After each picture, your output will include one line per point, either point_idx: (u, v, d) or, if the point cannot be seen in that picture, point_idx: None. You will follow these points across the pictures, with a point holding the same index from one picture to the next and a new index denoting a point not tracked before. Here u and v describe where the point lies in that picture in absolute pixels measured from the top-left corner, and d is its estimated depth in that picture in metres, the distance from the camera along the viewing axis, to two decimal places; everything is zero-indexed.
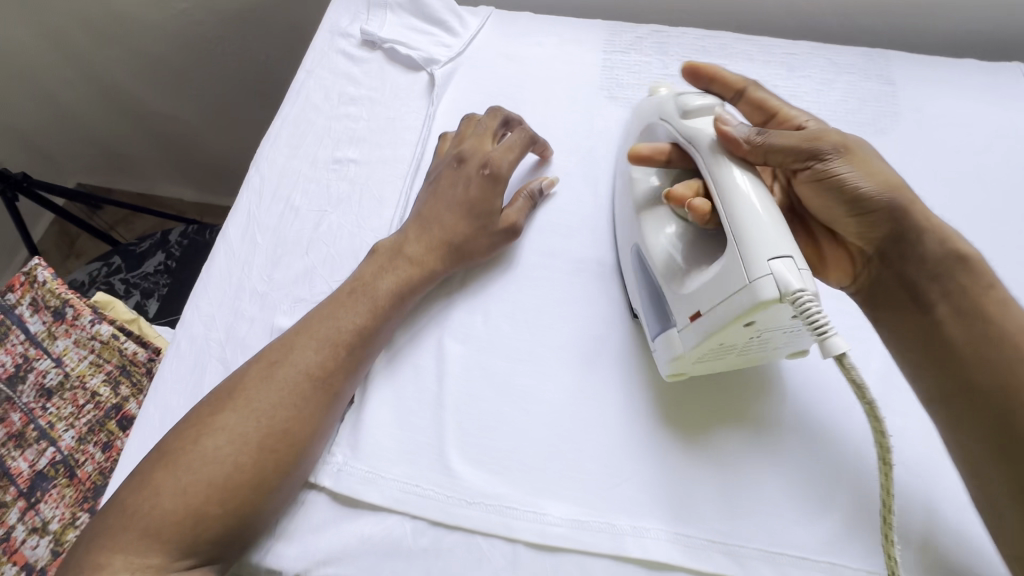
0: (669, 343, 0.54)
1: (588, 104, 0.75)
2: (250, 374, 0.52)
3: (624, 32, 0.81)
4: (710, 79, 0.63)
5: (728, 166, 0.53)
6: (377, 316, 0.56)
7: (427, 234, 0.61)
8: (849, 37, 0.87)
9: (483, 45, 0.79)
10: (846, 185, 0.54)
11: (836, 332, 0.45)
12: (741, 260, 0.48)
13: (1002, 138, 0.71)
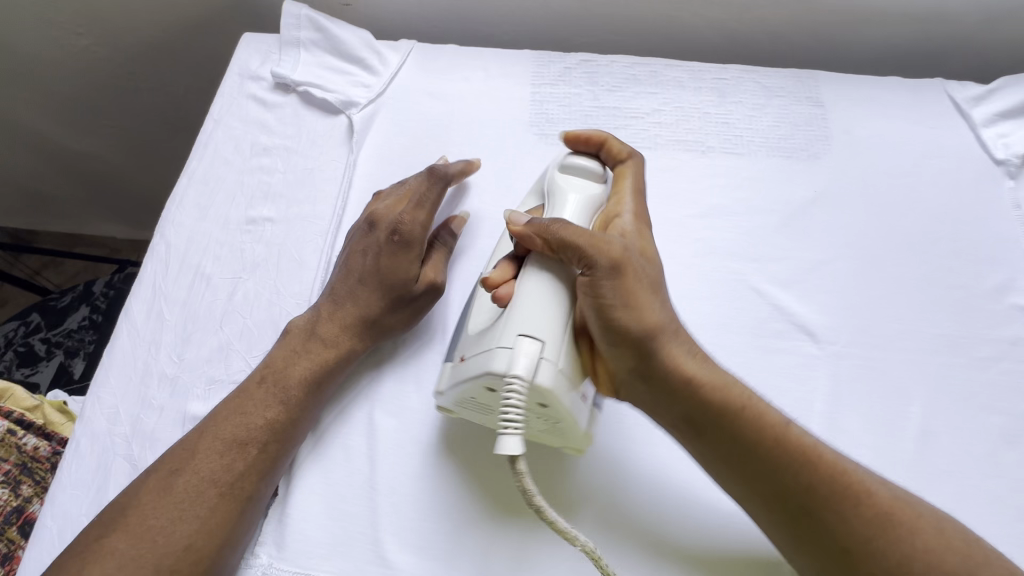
0: (441, 377, 0.53)
1: (518, 144, 0.71)
2: (147, 486, 0.47)
3: (552, 63, 0.77)
4: (596, 147, 0.60)
5: (536, 266, 0.48)
6: (292, 405, 0.53)
7: (343, 307, 0.57)
8: (778, 54, 0.86)
9: (405, 83, 0.75)
10: (603, 310, 0.46)
11: (513, 433, 0.44)
12: (506, 322, 0.46)
13: (930, 159, 0.71)
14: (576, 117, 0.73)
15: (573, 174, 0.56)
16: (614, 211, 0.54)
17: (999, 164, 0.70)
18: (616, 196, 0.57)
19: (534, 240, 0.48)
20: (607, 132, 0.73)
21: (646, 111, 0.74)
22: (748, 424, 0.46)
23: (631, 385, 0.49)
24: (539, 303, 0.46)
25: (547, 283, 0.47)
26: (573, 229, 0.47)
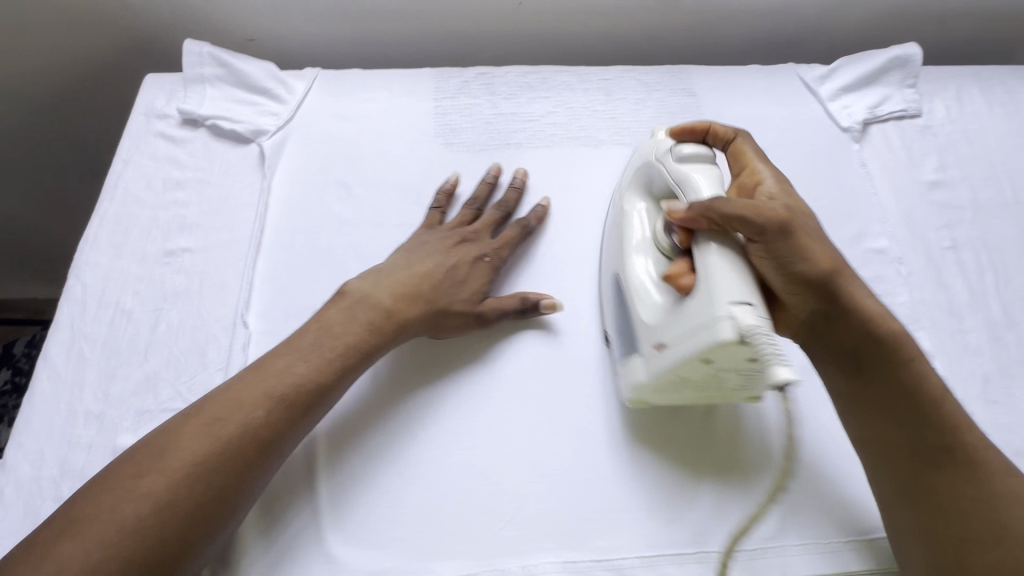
0: (634, 373, 0.77)
1: (430, 158, 0.98)
2: (145, 454, 0.63)
3: (452, 79, 1.07)
4: (705, 130, 0.86)
5: (707, 244, 0.70)
6: (311, 383, 0.71)
7: (412, 290, 0.81)
8: (629, 45, 1.19)
9: (312, 108, 1.00)
10: (785, 263, 0.70)
11: (781, 364, 0.62)
12: (710, 302, 0.66)
13: (777, 144, 1.05)
14: (476, 124, 1.02)
15: (692, 157, 0.79)
16: (755, 181, 0.81)
17: (846, 130, 1.07)
18: (743, 168, 0.84)
19: (699, 221, 0.70)
20: (507, 132, 1.03)
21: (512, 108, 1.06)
22: (916, 376, 0.71)
23: (819, 327, 0.75)
24: (729, 276, 0.66)
25: (725, 255, 0.68)
26: (736, 205, 0.69)
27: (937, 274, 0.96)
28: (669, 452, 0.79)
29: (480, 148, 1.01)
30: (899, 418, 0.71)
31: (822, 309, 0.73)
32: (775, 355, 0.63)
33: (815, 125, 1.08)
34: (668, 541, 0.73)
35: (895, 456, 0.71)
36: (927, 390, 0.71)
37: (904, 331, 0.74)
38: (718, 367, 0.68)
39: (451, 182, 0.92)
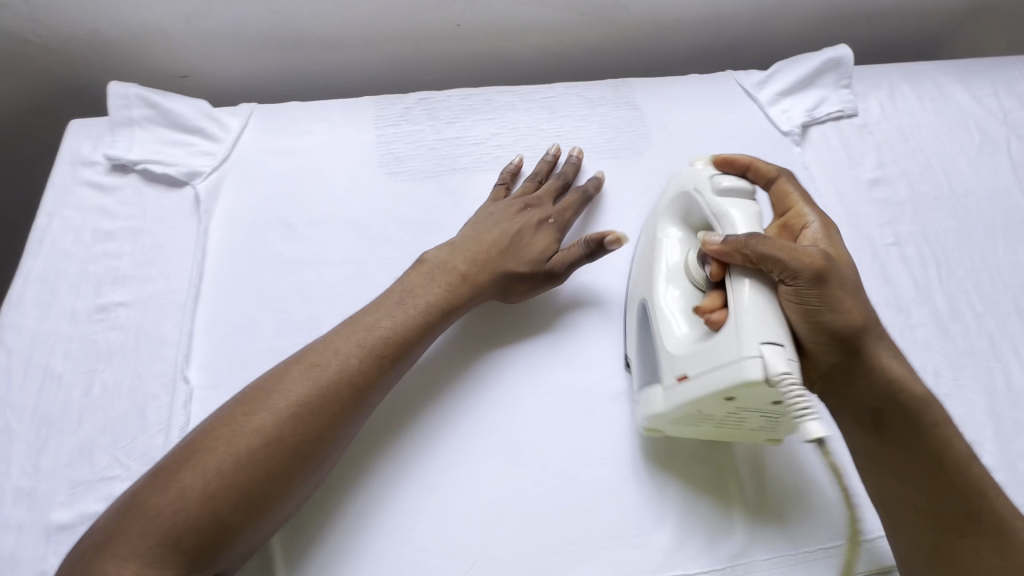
0: (651, 401, 0.57)
1: (528, 144, 0.80)
2: (247, 399, 0.52)
3: (474, 97, 0.83)
4: (745, 167, 0.66)
5: (741, 281, 0.51)
6: (338, 368, 0.54)
7: (474, 252, 0.66)
8: (744, 58, 1.00)
9: (248, 146, 0.77)
10: (817, 313, 0.51)
11: (813, 418, 0.46)
12: (736, 335, 0.49)
13: (932, 153, 0.83)
14: (579, 121, 0.82)
15: (727, 193, 0.59)
16: (802, 223, 0.61)
17: (786, 134, 0.83)
18: (787, 210, 0.64)
19: (733, 257, 0.53)
20: (471, 146, 0.79)
21: (540, 99, 0.84)
22: (940, 432, 0.52)
23: (835, 380, 0.54)
24: (761, 312, 0.49)
25: (761, 292, 0.51)
26: (775, 244, 0.51)
27: (881, 271, 0.72)
28: (683, 466, 0.60)
29: (572, 132, 0.81)
30: (924, 480, 0.52)
31: (889, 388, 0.53)
32: (812, 406, 0.46)
33: (935, 134, 0.84)
34: None
35: (912, 515, 0.52)
36: (981, 497, 0.51)
37: (952, 427, 0.53)
38: (740, 405, 0.51)
39: (553, 153, 0.76)
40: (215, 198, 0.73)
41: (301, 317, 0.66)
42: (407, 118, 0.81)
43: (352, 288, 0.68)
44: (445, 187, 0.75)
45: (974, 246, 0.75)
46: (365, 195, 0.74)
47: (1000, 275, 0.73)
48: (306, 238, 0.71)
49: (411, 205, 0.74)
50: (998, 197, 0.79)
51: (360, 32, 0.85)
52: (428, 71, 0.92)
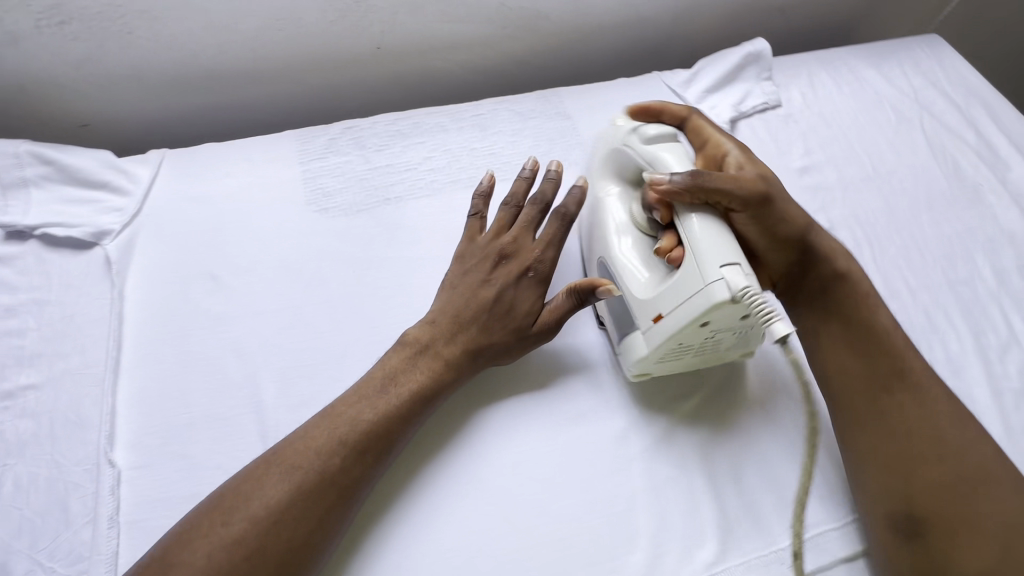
0: (631, 349, 0.60)
1: (462, 164, 0.78)
2: (224, 500, 0.50)
3: (402, 120, 0.81)
4: (660, 112, 0.69)
5: (690, 215, 0.57)
6: (319, 470, 0.52)
7: (453, 324, 0.61)
8: (669, 57, 1.01)
9: (162, 196, 0.72)
10: (765, 221, 0.60)
11: (779, 318, 0.52)
12: (697, 265, 0.54)
13: (854, 136, 0.86)
14: (513, 135, 0.81)
15: (656, 139, 0.65)
16: (722, 150, 0.66)
17: None
18: (706, 142, 0.68)
19: (683, 194, 0.57)
20: (404, 172, 0.76)
21: (470, 117, 0.82)
22: (923, 403, 0.56)
23: (795, 279, 0.64)
24: (712, 238, 0.55)
25: (714, 222, 0.57)
26: (716, 176, 0.58)
27: None
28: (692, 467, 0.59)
29: (506, 149, 0.80)
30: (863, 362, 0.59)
31: (838, 276, 0.63)
32: (773, 309, 0.52)
33: (854, 117, 0.87)
34: None
35: (890, 473, 0.54)
36: (900, 357, 0.58)
37: (880, 305, 0.62)
38: (712, 329, 0.55)
39: (530, 167, 0.69)
40: (130, 256, 0.67)
41: (236, 376, 0.61)
42: (334, 150, 0.78)
43: (289, 338, 0.64)
44: (380, 219, 0.72)
45: (902, 223, 0.78)
46: (296, 236, 0.70)
47: (928, 248, 0.76)
48: (236, 290, 0.66)
49: (345, 241, 0.70)
50: (918, 173, 0.82)
51: (275, 61, 0.81)
52: (353, 97, 0.89)
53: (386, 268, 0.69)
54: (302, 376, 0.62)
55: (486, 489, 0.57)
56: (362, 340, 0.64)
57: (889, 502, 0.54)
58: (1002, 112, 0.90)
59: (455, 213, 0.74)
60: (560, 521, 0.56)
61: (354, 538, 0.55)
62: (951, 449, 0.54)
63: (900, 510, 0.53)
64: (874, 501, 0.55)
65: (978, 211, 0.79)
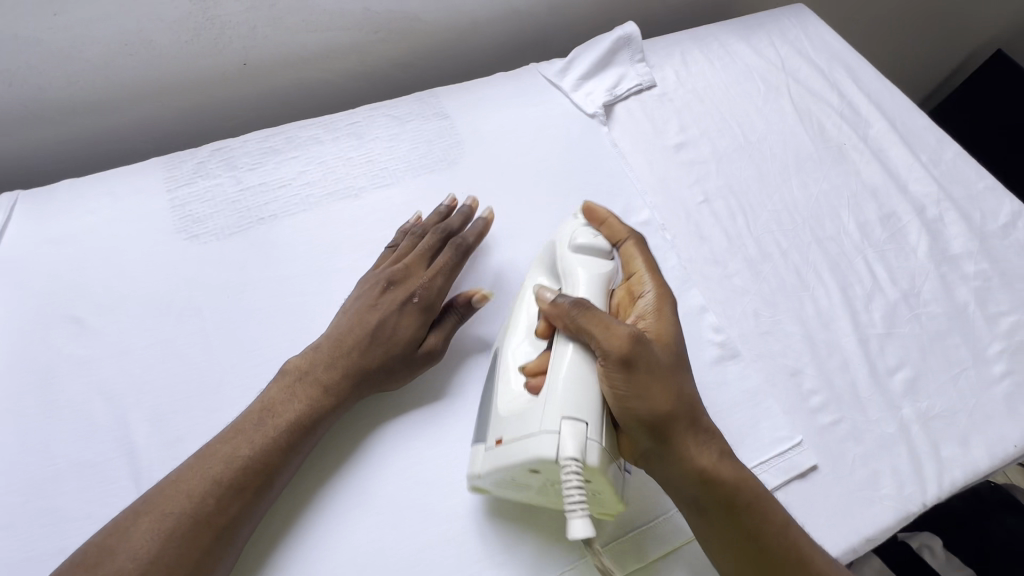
0: (474, 459, 0.56)
1: (338, 174, 0.77)
2: (90, 556, 0.47)
3: (274, 135, 0.79)
4: (602, 222, 0.64)
5: (564, 343, 0.53)
6: (190, 513, 0.49)
7: (336, 350, 0.60)
8: (551, 46, 1.03)
9: (14, 241, 0.68)
10: (628, 392, 0.50)
11: (580, 513, 0.46)
12: (543, 409, 0.50)
13: (726, 108, 0.89)
14: (389, 138, 0.80)
15: (583, 249, 0.60)
16: (641, 291, 0.58)
17: (592, 117, 0.86)
18: (631, 276, 0.60)
19: (559, 320, 0.54)
20: (278, 190, 0.75)
21: (345, 126, 0.81)
22: (760, 514, 0.50)
23: (654, 461, 0.52)
24: (576, 383, 0.50)
25: (580, 361, 0.52)
26: (597, 317, 0.52)
27: (696, 229, 0.77)
28: None
29: (383, 155, 0.79)
30: (744, 554, 0.50)
31: (702, 478, 0.50)
32: (580, 501, 0.46)
33: (726, 90, 0.90)
34: None
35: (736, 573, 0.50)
36: (801, 565, 0.49)
37: (773, 503, 0.52)
38: (544, 476, 0.50)
39: (448, 204, 0.72)
40: None
41: (105, 419, 0.59)
42: (202, 173, 0.75)
43: (161, 373, 0.62)
44: (255, 240, 0.71)
45: (773, 188, 0.81)
46: (166, 266, 0.68)
47: (798, 209, 0.79)
48: (102, 330, 0.63)
49: (218, 268, 0.68)
50: (787, 138, 0.86)
51: (132, 87, 0.77)
52: (227, 114, 0.87)
53: (263, 289, 0.67)
54: (177, 410, 0.60)
55: (373, 501, 0.57)
56: (240, 365, 0.63)
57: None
58: (862, 72, 0.95)
59: (333, 226, 0.73)
60: (448, 520, 0.56)
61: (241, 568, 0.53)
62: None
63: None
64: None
65: (842, 170, 0.83)
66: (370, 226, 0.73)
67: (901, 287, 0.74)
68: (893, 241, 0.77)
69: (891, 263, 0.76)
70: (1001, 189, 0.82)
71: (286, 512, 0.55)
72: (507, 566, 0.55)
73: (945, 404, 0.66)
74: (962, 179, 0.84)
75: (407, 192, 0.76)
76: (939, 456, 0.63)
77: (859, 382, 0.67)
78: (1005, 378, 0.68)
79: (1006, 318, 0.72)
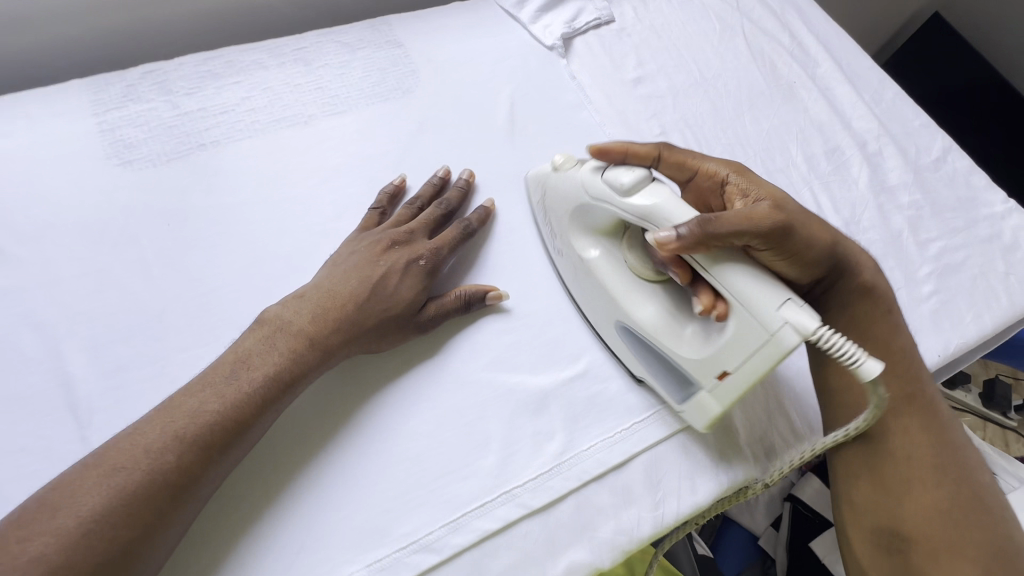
0: (702, 409, 0.55)
1: (282, 99, 0.72)
2: (24, 517, 0.41)
3: (214, 58, 0.73)
4: (624, 153, 0.62)
5: (722, 267, 0.48)
6: (147, 472, 0.45)
7: (326, 302, 0.57)
8: None
9: None
10: (786, 245, 0.53)
11: (864, 357, 0.45)
12: (750, 315, 0.46)
13: (682, 44, 0.89)
14: (342, 66, 0.76)
15: (633, 189, 0.53)
16: (718, 178, 0.60)
17: (551, 50, 0.84)
18: (693, 172, 0.62)
19: (698, 249, 0.48)
20: (221, 117, 0.70)
21: (291, 51, 0.76)
22: (878, 326, 0.61)
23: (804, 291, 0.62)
24: (751, 278, 0.46)
25: (740, 269, 0.47)
26: (728, 219, 0.48)
27: None
28: (556, 372, 0.62)
29: (334, 83, 0.75)
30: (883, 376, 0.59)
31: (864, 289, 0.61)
32: (857, 351, 0.45)
33: (683, 27, 0.91)
34: (490, 499, 0.54)
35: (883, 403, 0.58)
36: (915, 383, 0.59)
37: (901, 330, 0.62)
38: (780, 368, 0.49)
39: (440, 176, 0.70)
40: None
41: (34, 350, 0.55)
42: (133, 97, 0.69)
43: (96, 303, 0.58)
44: (197, 166, 0.66)
45: (727, 123, 0.83)
46: (96, 192, 0.63)
47: (749, 143, 0.82)
48: (25, 258, 0.59)
49: (157, 194, 0.64)
50: (740, 76, 0.87)
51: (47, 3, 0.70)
52: (157, 36, 0.80)
53: (209, 215, 0.64)
54: (117, 340, 0.56)
55: (349, 437, 0.55)
56: (184, 294, 0.59)
57: (876, 516, 0.56)
58: (811, 15, 0.97)
59: (281, 153, 0.69)
60: (410, 440, 0.56)
61: (232, 504, 0.51)
62: (956, 471, 0.55)
63: (885, 528, 0.55)
64: (866, 513, 0.56)
65: (791, 106, 0.86)
66: (319, 153, 0.70)
67: (843, 216, 0.77)
68: (837, 173, 0.81)
69: (834, 192, 0.79)
70: (934, 127, 0.87)
71: (263, 453, 0.54)
72: (469, 480, 0.55)
73: None
74: (899, 116, 0.88)
75: (361, 120, 0.73)
76: None
77: None
78: (931, 297, 0.73)
79: (934, 244, 0.77)
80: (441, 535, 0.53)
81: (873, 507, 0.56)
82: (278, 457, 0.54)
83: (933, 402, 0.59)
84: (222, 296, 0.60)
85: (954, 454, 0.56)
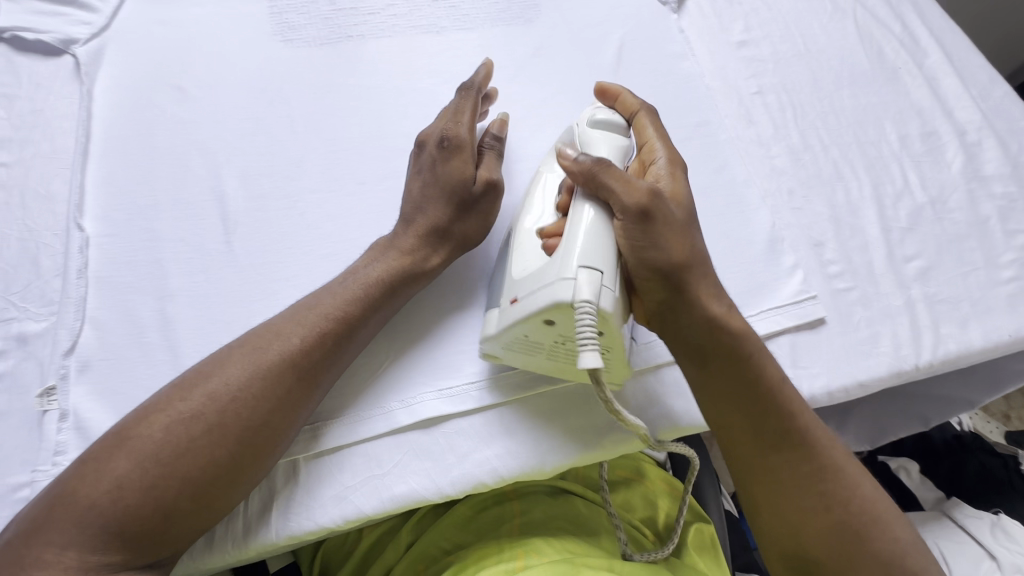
0: (488, 321, 0.56)
1: (420, 9, 0.82)
2: (186, 381, 0.49)
3: None
4: (615, 98, 0.63)
5: (580, 202, 0.52)
6: (276, 355, 0.51)
7: (407, 216, 0.60)
8: None
9: (130, 15, 0.75)
10: (639, 238, 0.50)
11: (588, 349, 0.45)
12: (560, 255, 0.49)
13: (791, 17, 0.92)
14: None
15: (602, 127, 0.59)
16: (652, 157, 0.58)
17: (664, 5, 0.90)
18: (643, 145, 0.60)
19: (577, 177, 0.53)
20: (367, 17, 0.80)
21: None
22: (755, 367, 0.53)
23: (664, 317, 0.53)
24: (592, 235, 0.49)
25: (593, 213, 0.51)
26: (616, 174, 0.51)
27: (746, 113, 0.82)
28: None
29: (466, 4, 0.83)
30: (745, 412, 0.53)
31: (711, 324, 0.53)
32: (587, 340, 0.46)
33: (794, 3, 0.94)
34: None
35: (745, 437, 0.54)
36: (796, 421, 0.53)
37: (766, 355, 0.55)
38: (563, 330, 0.50)
39: None
40: (98, 63, 0.71)
41: (198, 169, 0.66)
42: None
43: (250, 143, 0.68)
44: (342, 52, 0.77)
45: (824, 94, 0.85)
46: (260, 59, 0.74)
47: (844, 115, 0.84)
48: (201, 99, 0.70)
49: (307, 69, 0.75)
50: (845, 54, 0.89)
51: None
52: None
53: (346, 93, 0.74)
54: (263, 174, 0.67)
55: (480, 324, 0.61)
56: (320, 148, 0.69)
57: (777, 544, 0.53)
58: (928, 10, 0.97)
59: (415, 53, 0.78)
60: None
61: (374, 353, 0.59)
62: (857, 526, 0.52)
63: (789, 550, 0.53)
64: (769, 540, 0.54)
65: (893, 88, 0.87)
66: (445, 59, 0.79)
67: (930, 194, 0.78)
68: (930, 154, 0.82)
69: (925, 171, 0.80)
70: None
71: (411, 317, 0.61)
72: None
73: (952, 291, 0.72)
74: (1006, 114, 0.87)
75: (483, 38, 0.82)
76: (935, 331, 0.69)
77: (875, 263, 0.73)
78: (1011, 282, 0.73)
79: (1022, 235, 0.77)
80: (502, 381, 0.59)
81: (774, 531, 0.53)
82: (400, 329, 0.60)
83: (811, 436, 0.54)
84: (351, 156, 0.69)
85: (838, 491, 0.52)
